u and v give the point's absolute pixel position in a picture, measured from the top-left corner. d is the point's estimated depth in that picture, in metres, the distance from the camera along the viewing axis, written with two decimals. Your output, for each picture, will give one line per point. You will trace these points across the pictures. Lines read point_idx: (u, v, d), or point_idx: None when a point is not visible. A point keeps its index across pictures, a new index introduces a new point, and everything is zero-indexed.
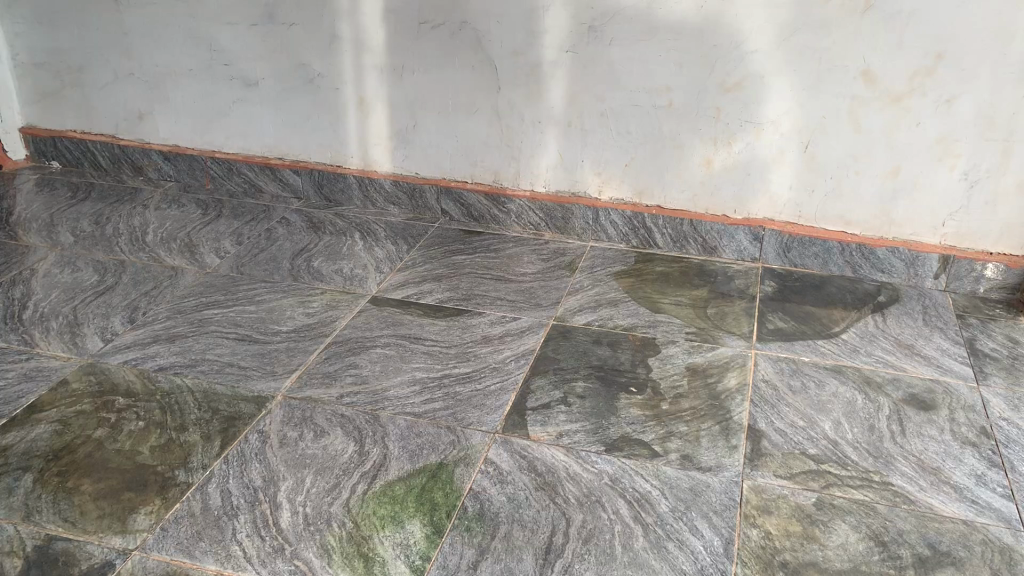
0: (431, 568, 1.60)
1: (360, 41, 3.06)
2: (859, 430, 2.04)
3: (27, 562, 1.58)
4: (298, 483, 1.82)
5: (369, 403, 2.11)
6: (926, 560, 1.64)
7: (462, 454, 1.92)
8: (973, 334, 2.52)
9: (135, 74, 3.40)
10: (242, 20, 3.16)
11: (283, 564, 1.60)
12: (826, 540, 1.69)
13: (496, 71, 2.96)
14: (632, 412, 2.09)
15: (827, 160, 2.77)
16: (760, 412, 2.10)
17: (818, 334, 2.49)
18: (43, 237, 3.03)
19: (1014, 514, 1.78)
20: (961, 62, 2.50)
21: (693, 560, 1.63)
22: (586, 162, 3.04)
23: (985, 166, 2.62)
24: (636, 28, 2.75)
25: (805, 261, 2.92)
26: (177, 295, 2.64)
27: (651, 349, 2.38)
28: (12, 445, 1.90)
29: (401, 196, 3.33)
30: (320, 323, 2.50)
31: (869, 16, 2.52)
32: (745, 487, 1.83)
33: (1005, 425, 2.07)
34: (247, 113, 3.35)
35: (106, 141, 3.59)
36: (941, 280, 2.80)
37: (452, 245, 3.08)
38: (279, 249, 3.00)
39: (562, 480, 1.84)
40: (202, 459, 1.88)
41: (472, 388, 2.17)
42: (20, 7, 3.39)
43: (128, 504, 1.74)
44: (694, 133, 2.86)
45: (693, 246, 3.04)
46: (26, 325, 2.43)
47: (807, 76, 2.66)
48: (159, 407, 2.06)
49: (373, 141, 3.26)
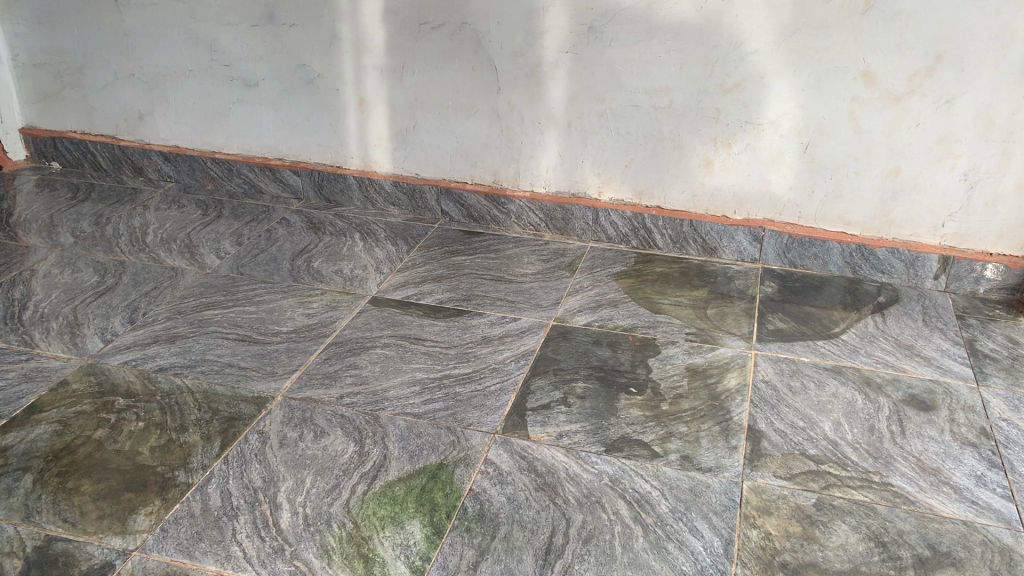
0: (432, 568, 1.60)
1: (360, 42, 3.06)
2: (859, 430, 2.05)
3: (27, 562, 1.59)
4: (298, 483, 1.82)
5: (370, 404, 2.11)
6: (926, 561, 1.64)
7: (462, 454, 1.92)
8: (973, 334, 2.52)
9: (135, 74, 3.40)
10: (242, 21, 3.16)
11: (283, 565, 1.60)
12: (826, 540, 1.69)
13: (496, 72, 2.96)
14: (632, 412, 2.10)
15: (827, 160, 2.77)
16: (760, 413, 2.10)
17: (817, 335, 2.50)
18: (44, 238, 3.03)
19: (1014, 514, 1.78)
20: (961, 62, 2.50)
21: (693, 560, 1.63)
22: (587, 163, 3.04)
23: (986, 167, 2.62)
24: (636, 28, 2.75)
25: (804, 262, 2.93)
26: (177, 296, 2.64)
27: (651, 350, 2.38)
28: (12, 445, 1.90)
29: (401, 197, 3.34)
30: (320, 323, 2.50)
31: (869, 17, 2.52)
32: (745, 487, 1.83)
33: (1005, 425, 2.08)
34: (247, 113, 3.35)
35: (106, 141, 3.59)
36: (941, 281, 2.81)
37: (452, 246, 3.09)
38: (280, 250, 3.01)
39: (562, 480, 1.84)
40: (202, 459, 1.88)
41: (472, 389, 2.18)
42: (20, 7, 3.39)
43: (128, 505, 1.74)
44: (694, 133, 2.86)
45: (693, 246, 3.04)
46: (26, 325, 2.43)
47: (808, 76, 2.66)
48: (159, 408, 2.06)
49: (373, 141, 3.26)
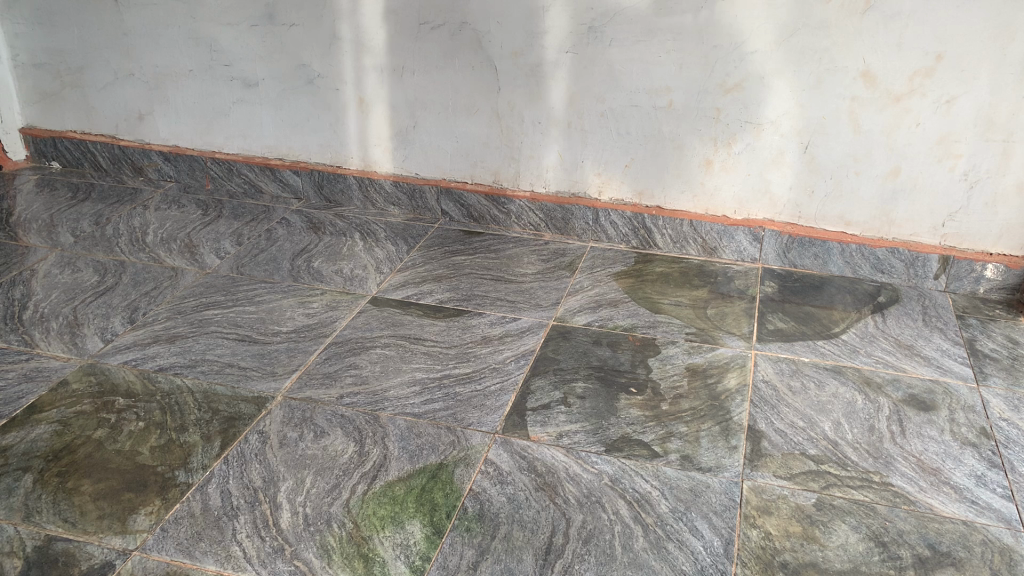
0: (432, 568, 1.60)
1: (360, 42, 3.06)
2: (859, 430, 2.05)
3: (27, 562, 1.59)
4: (298, 483, 1.82)
5: (369, 403, 2.11)
6: (926, 561, 1.64)
7: (462, 454, 1.92)
8: (973, 334, 2.52)
9: (136, 74, 3.40)
10: (242, 21, 3.16)
11: (283, 564, 1.61)
12: (826, 540, 1.69)
13: (496, 72, 2.96)
14: (632, 412, 2.10)
15: (827, 160, 2.77)
16: (760, 413, 2.10)
17: (817, 334, 2.50)
18: (43, 238, 3.03)
19: (1014, 514, 1.78)
20: (961, 62, 2.50)
21: (693, 559, 1.63)
22: (588, 162, 3.04)
23: (986, 167, 2.62)
24: (636, 28, 2.75)
25: (804, 262, 2.93)
26: (177, 296, 2.64)
27: (651, 350, 2.38)
28: (12, 445, 1.90)
29: (401, 197, 3.34)
30: (320, 323, 2.50)
31: (869, 17, 2.52)
32: (745, 487, 1.83)
33: (1005, 425, 2.08)
34: (248, 113, 3.35)
35: (106, 141, 3.59)
36: (941, 280, 2.81)
37: (452, 245, 3.09)
38: (280, 249, 3.01)
39: (562, 480, 1.84)
40: (202, 459, 1.88)
41: (472, 389, 2.18)
42: (20, 8, 3.39)
43: (128, 505, 1.74)
44: (695, 133, 2.86)
45: (693, 246, 3.04)
46: (26, 325, 2.43)
47: (808, 76, 2.66)
48: (159, 408, 2.06)
49: (373, 141, 3.26)
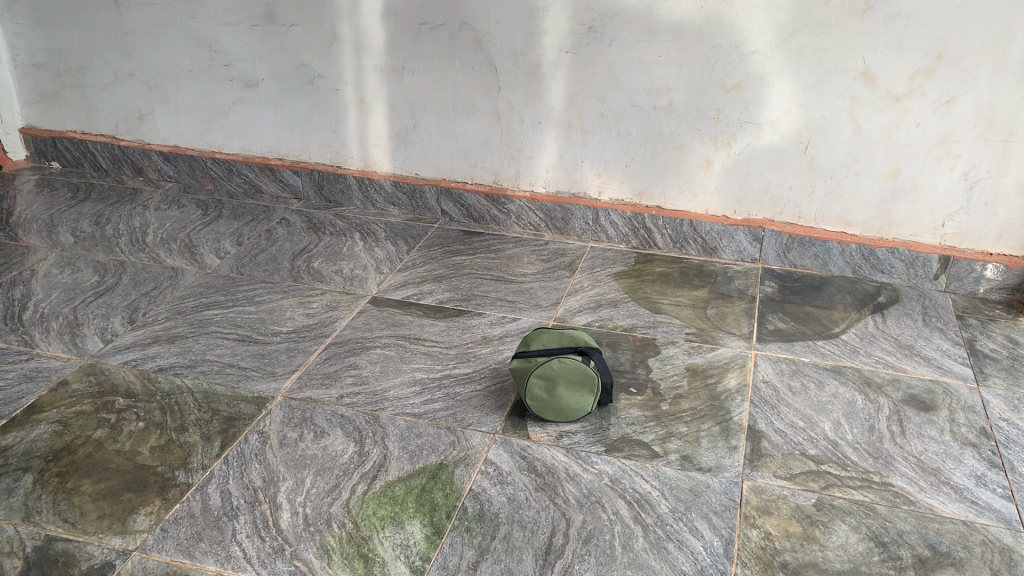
0: (432, 568, 1.60)
1: (360, 42, 3.06)
2: (859, 430, 2.05)
3: (27, 562, 1.59)
4: (298, 483, 1.82)
5: (369, 403, 2.11)
6: (926, 561, 1.64)
7: (462, 454, 1.92)
8: (973, 334, 2.52)
9: (136, 74, 3.40)
10: (242, 21, 3.16)
11: (283, 564, 1.61)
12: (826, 540, 1.69)
13: (496, 72, 2.96)
14: (631, 412, 2.10)
15: (826, 160, 2.77)
16: (760, 413, 2.10)
17: (817, 334, 2.50)
18: (43, 238, 3.03)
19: (1014, 514, 1.78)
20: (961, 62, 2.50)
21: (693, 560, 1.63)
22: (588, 162, 3.04)
23: (986, 167, 2.62)
24: (636, 28, 2.75)
25: (804, 262, 2.93)
26: (177, 296, 2.64)
27: (651, 350, 2.38)
28: (12, 445, 1.90)
29: (401, 197, 3.33)
30: (320, 323, 2.50)
31: (869, 17, 2.52)
32: (745, 487, 1.83)
33: (1004, 425, 2.07)
34: (248, 113, 3.35)
35: (106, 141, 3.59)
36: (941, 280, 2.81)
37: (452, 245, 3.09)
38: (280, 249, 3.01)
39: (562, 480, 1.84)
40: (202, 459, 1.88)
41: (472, 388, 2.18)
42: (19, 7, 3.39)
43: (128, 505, 1.74)
44: (695, 133, 2.86)
45: (693, 247, 3.04)
46: (26, 325, 2.44)
47: (808, 76, 2.65)
48: (159, 408, 2.06)
49: (373, 141, 3.26)
